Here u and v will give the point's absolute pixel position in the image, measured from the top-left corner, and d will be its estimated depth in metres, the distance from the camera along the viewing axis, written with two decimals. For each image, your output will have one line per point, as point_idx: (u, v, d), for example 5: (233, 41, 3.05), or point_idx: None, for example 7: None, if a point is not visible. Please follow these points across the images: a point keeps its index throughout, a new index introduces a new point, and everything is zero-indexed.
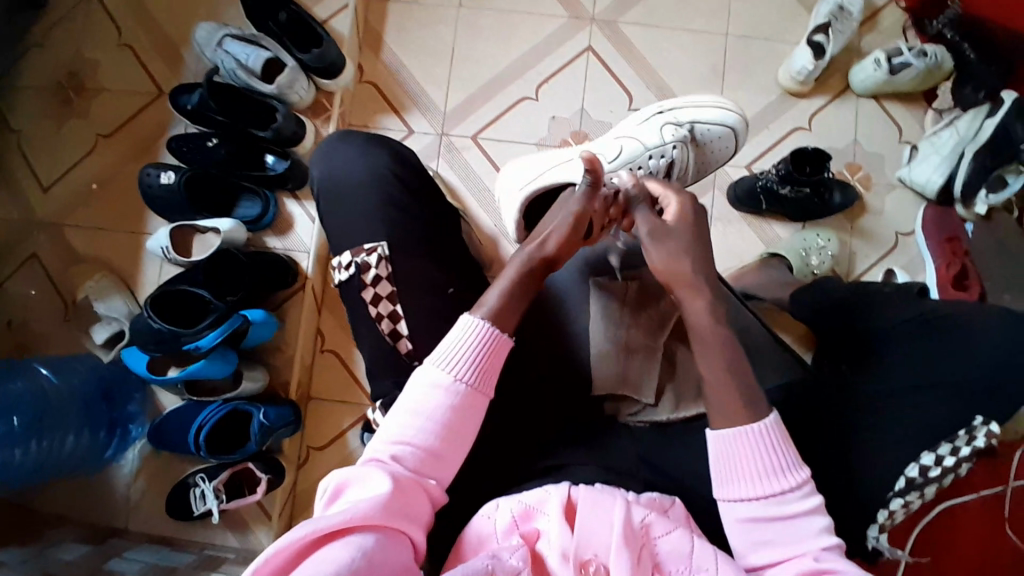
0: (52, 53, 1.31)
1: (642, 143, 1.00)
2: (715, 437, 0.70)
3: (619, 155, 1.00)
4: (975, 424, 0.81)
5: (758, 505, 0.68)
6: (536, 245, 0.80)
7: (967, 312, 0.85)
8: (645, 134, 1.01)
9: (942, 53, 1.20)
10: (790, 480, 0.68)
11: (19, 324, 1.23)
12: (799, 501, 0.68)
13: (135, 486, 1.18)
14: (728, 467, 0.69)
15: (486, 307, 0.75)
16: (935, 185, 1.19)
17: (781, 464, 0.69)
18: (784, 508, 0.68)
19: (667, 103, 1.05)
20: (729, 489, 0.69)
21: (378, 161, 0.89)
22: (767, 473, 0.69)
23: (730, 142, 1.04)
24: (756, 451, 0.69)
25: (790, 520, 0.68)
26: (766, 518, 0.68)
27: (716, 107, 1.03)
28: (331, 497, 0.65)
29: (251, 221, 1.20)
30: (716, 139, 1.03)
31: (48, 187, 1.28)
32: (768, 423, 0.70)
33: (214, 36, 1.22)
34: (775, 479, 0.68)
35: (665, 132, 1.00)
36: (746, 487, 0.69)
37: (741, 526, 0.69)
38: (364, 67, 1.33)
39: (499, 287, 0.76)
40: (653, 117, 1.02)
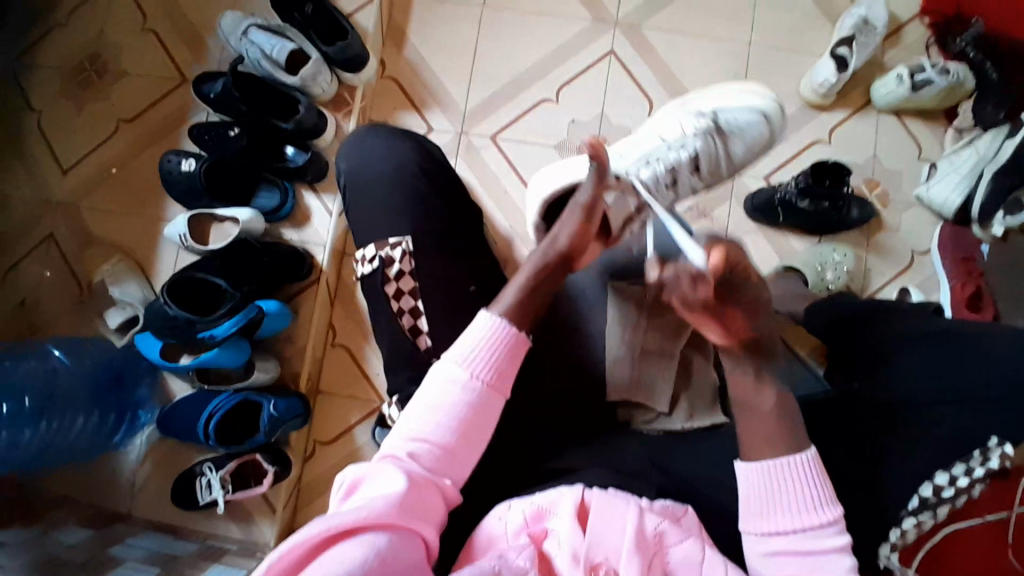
0: (76, 36, 1.31)
1: (663, 139, 0.99)
2: (750, 466, 0.70)
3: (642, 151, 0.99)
4: (990, 445, 0.80)
5: (789, 538, 0.68)
6: (550, 242, 0.82)
7: (983, 333, 0.85)
8: (667, 130, 1.00)
9: (964, 70, 1.20)
10: (825, 514, 0.68)
11: (34, 304, 1.24)
12: (831, 538, 0.68)
13: (142, 471, 1.19)
14: (762, 499, 0.69)
15: (503, 302, 0.76)
16: (953, 204, 1.19)
17: (818, 498, 0.68)
18: (816, 544, 0.67)
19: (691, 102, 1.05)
20: (762, 519, 0.69)
21: (403, 159, 0.90)
22: (802, 505, 0.68)
23: (762, 129, 0.98)
24: (794, 483, 0.68)
25: (821, 556, 0.67)
26: (797, 551, 0.67)
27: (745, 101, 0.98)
28: (346, 492, 0.65)
29: (268, 212, 1.20)
30: (744, 125, 0.97)
31: (67, 169, 1.28)
32: (806, 457, 0.69)
33: (239, 26, 1.23)
34: (810, 513, 0.68)
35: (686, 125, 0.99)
36: (779, 518, 0.68)
37: (771, 558, 0.68)
38: (386, 62, 1.33)
39: (518, 283, 0.77)
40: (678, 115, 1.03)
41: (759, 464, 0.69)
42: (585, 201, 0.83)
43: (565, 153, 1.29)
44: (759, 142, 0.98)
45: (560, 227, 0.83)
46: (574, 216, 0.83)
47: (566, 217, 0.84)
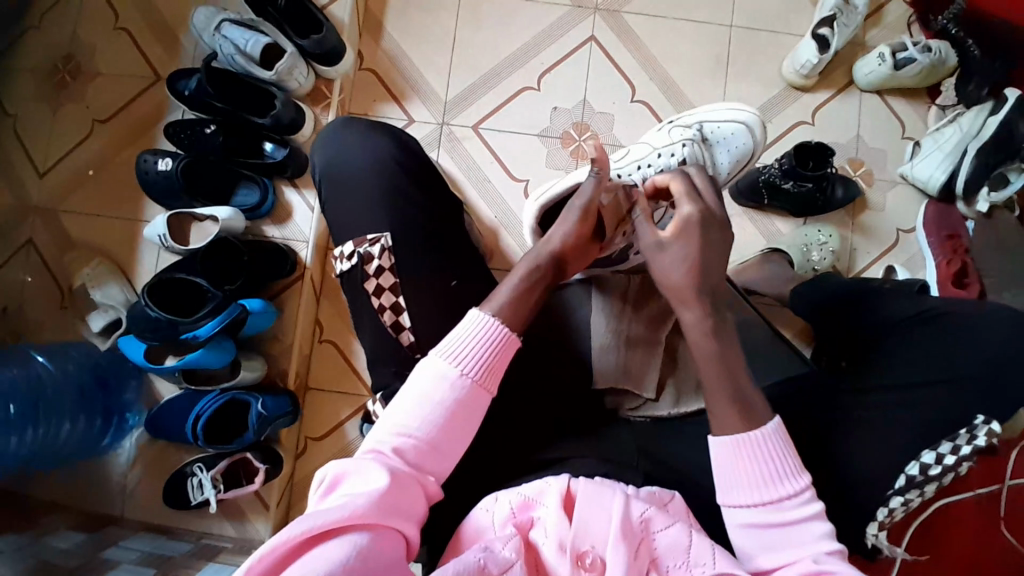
0: (47, 35, 1.29)
1: (652, 146, 1.05)
2: (713, 441, 0.70)
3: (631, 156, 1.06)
4: (976, 423, 0.80)
5: (757, 511, 0.68)
6: (542, 242, 0.81)
7: (969, 309, 0.85)
8: (656, 139, 1.06)
9: (946, 48, 1.19)
10: (790, 485, 0.68)
11: (15, 310, 1.22)
12: (800, 508, 0.68)
13: (132, 474, 1.18)
14: (728, 474, 0.69)
15: (497, 301, 0.75)
16: (938, 181, 1.19)
17: (783, 471, 0.68)
18: (784, 515, 0.68)
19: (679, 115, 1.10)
20: (728, 493, 0.69)
21: (379, 153, 0.88)
22: (767, 478, 0.68)
23: (747, 141, 1.05)
24: (756, 456, 0.68)
25: (789, 526, 0.67)
26: (765, 523, 0.68)
27: (728, 109, 1.06)
28: (327, 488, 0.64)
29: (248, 210, 1.19)
30: (728, 137, 1.05)
31: (43, 172, 1.26)
32: (768, 428, 0.69)
33: (213, 21, 1.21)
34: (777, 484, 0.68)
35: (674, 135, 1.05)
36: (746, 493, 0.68)
37: (743, 531, 0.69)
38: (364, 54, 1.31)
39: (512, 284, 0.76)
40: (665, 127, 1.09)
41: (722, 440, 0.69)
42: (583, 202, 0.81)
43: (548, 141, 1.27)
44: (744, 152, 1.05)
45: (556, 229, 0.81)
46: (571, 220, 0.81)
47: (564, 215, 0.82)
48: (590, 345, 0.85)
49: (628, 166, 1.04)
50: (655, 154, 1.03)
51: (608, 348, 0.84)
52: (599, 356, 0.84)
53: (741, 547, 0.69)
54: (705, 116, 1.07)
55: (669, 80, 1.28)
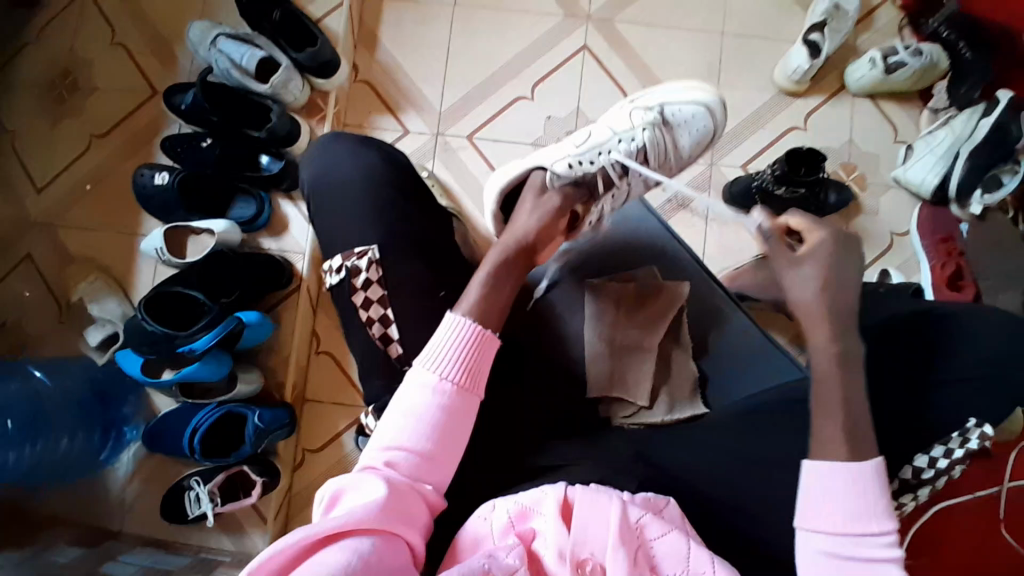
0: (44, 51, 1.30)
1: (611, 129, 0.95)
2: (811, 469, 0.70)
3: (589, 140, 0.94)
4: (968, 427, 0.82)
5: (841, 543, 0.67)
6: (514, 237, 0.83)
7: (960, 311, 0.85)
8: (614, 121, 0.96)
9: (938, 52, 1.20)
10: (880, 524, 0.67)
11: (14, 324, 1.23)
12: (885, 549, 0.66)
13: (130, 488, 1.18)
14: (818, 500, 0.68)
15: (466, 302, 0.76)
16: (930, 185, 1.19)
17: (876, 508, 0.67)
18: (867, 552, 0.66)
19: (637, 94, 1.00)
20: (813, 522, 0.68)
21: (367, 166, 0.89)
22: (859, 514, 0.67)
23: (707, 122, 0.96)
24: (855, 490, 0.67)
25: (872, 564, 0.66)
26: (845, 557, 0.66)
27: (688, 89, 0.97)
28: (327, 505, 0.66)
29: (245, 223, 1.20)
30: (690, 119, 0.96)
31: (41, 187, 1.27)
32: (872, 466, 0.69)
33: (208, 36, 1.22)
34: (871, 520, 0.67)
35: (634, 117, 0.95)
36: (835, 523, 0.67)
37: (816, 560, 0.67)
38: (359, 66, 1.32)
39: (482, 277, 0.78)
40: (621, 107, 0.98)
41: (818, 465, 0.69)
42: (553, 196, 0.88)
43: (542, 150, 1.28)
44: (705, 135, 0.97)
45: (526, 216, 0.86)
46: (543, 206, 0.86)
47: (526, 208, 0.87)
48: (584, 352, 0.86)
49: (586, 152, 0.92)
50: (613, 138, 0.94)
51: (601, 356, 0.85)
52: (593, 363, 0.85)
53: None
54: (666, 96, 0.97)
55: None
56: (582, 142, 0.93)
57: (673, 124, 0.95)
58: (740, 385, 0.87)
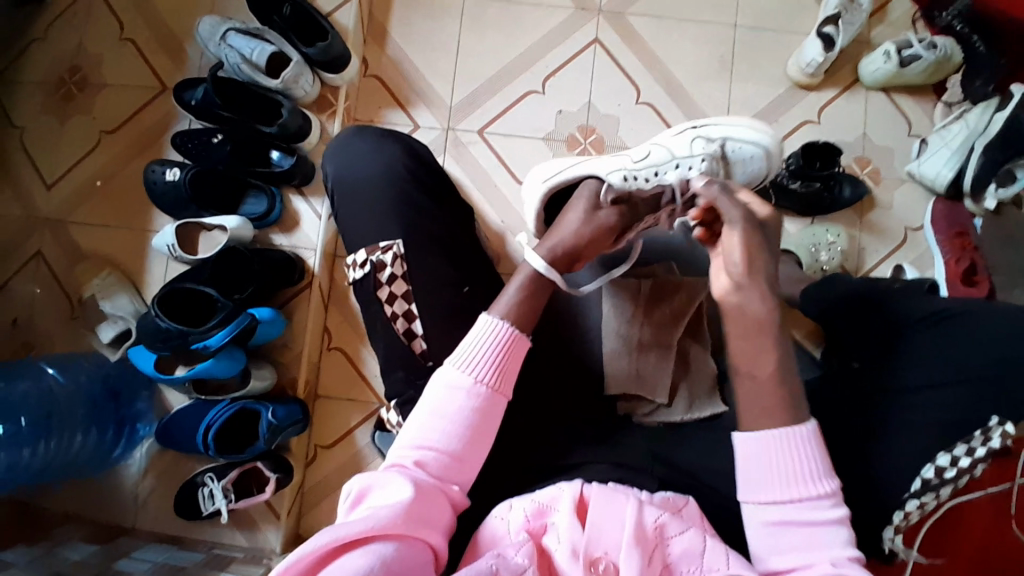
0: (52, 46, 1.29)
1: (670, 151, 0.88)
2: (742, 439, 0.71)
3: (646, 158, 0.87)
4: (991, 425, 0.79)
5: (785, 509, 0.68)
6: (560, 238, 0.82)
7: (980, 307, 0.84)
8: (674, 142, 0.89)
9: (951, 44, 1.19)
10: (820, 486, 0.68)
11: (26, 322, 1.23)
12: (824, 511, 0.68)
13: (143, 484, 1.18)
14: (755, 469, 0.69)
15: (503, 306, 0.76)
16: (945, 179, 1.19)
17: (813, 470, 0.68)
18: (806, 516, 0.68)
19: (701, 118, 0.93)
20: (755, 491, 0.69)
21: (382, 164, 0.88)
22: (797, 479, 0.68)
23: (763, 166, 0.90)
24: (792, 455, 0.68)
25: (815, 527, 0.67)
26: (791, 521, 0.68)
27: (752, 126, 0.91)
28: (354, 501, 0.66)
29: (256, 218, 1.19)
30: (749, 160, 0.90)
31: (50, 184, 1.26)
32: (807, 430, 0.69)
33: (218, 30, 1.21)
34: (806, 484, 0.68)
35: (696, 144, 0.88)
36: (771, 491, 0.68)
37: (766, 529, 0.69)
38: (369, 60, 1.31)
39: (515, 286, 0.78)
40: (684, 130, 0.91)
41: (749, 436, 0.70)
42: (604, 211, 0.84)
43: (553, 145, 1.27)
44: (758, 177, 0.91)
45: (574, 220, 0.82)
46: (594, 217, 0.83)
47: (573, 210, 0.84)
48: (603, 351, 0.87)
49: (642, 169, 0.86)
50: (671, 163, 0.87)
51: (619, 355, 0.86)
52: (612, 361, 0.86)
53: (756, 545, 0.69)
54: (730, 128, 0.90)
55: (673, 82, 1.28)
56: (640, 159, 0.87)
57: (731, 160, 0.89)
58: None
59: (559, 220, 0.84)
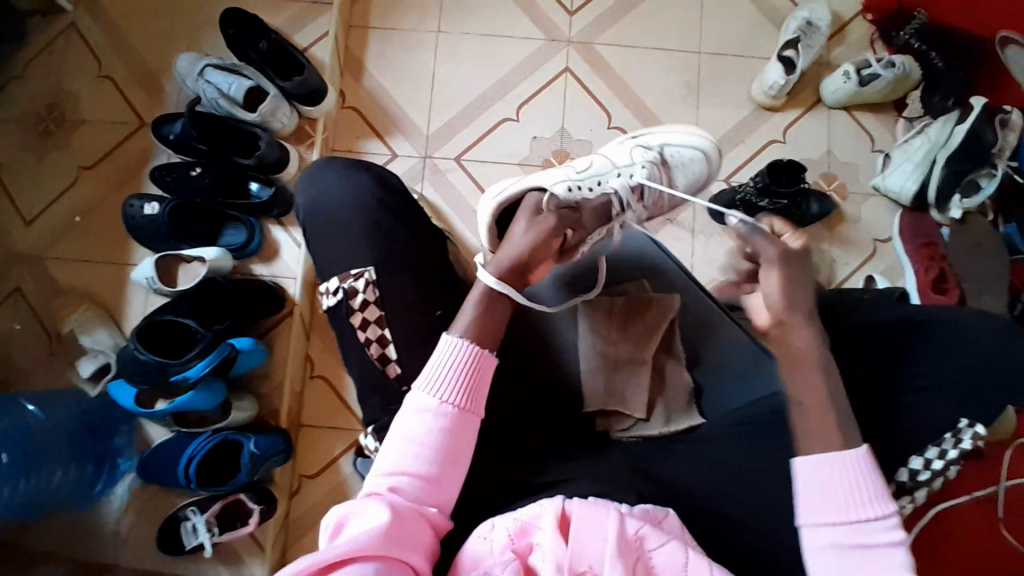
0: (30, 85, 1.31)
1: (612, 161, 0.94)
2: (803, 463, 0.72)
3: (589, 168, 0.92)
4: (960, 427, 0.84)
5: (843, 530, 0.69)
6: (510, 253, 0.82)
7: (944, 313, 0.87)
8: (614, 153, 0.95)
9: (908, 63, 1.24)
10: (879, 509, 0.70)
11: (2, 359, 1.22)
12: (886, 533, 0.69)
13: (123, 521, 1.16)
14: (819, 493, 0.71)
15: (463, 324, 0.77)
16: (909, 192, 1.22)
17: (870, 493, 0.70)
18: (869, 538, 0.69)
19: (638, 130, 1.01)
20: (816, 514, 0.70)
21: (358, 191, 0.89)
22: (857, 501, 0.70)
23: (703, 167, 0.98)
24: (854, 477, 0.71)
25: (873, 550, 0.68)
26: (850, 544, 0.69)
27: (687, 133, 0.98)
28: (333, 532, 0.66)
29: (236, 249, 1.20)
30: (688, 163, 0.97)
31: (28, 220, 1.27)
32: (860, 453, 0.72)
33: (195, 67, 1.23)
34: (866, 506, 0.70)
35: (635, 153, 0.94)
36: (835, 511, 0.70)
37: (824, 552, 0.69)
38: (346, 93, 1.34)
39: (473, 303, 0.78)
40: (623, 142, 0.98)
41: (811, 459, 0.72)
42: (549, 220, 0.84)
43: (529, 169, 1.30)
44: (700, 180, 0.99)
45: (520, 234, 0.83)
46: (539, 225, 0.84)
47: (518, 224, 0.84)
48: (580, 368, 0.87)
49: (586, 178, 0.90)
50: (613, 171, 0.92)
51: (595, 372, 0.86)
52: (589, 378, 0.86)
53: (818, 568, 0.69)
54: (666, 137, 0.98)
55: (643, 106, 1.32)
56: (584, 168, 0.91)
57: (672, 165, 0.96)
58: (732, 395, 0.88)
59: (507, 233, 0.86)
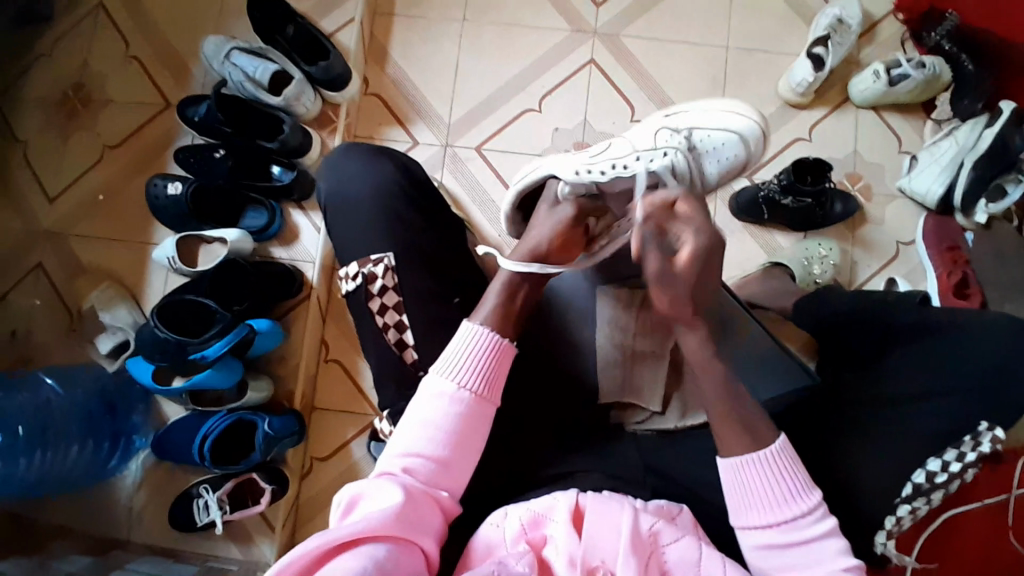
0: (59, 66, 1.32)
1: (633, 144, 0.87)
2: (724, 465, 0.72)
3: (606, 152, 0.86)
4: (979, 429, 0.79)
5: (774, 532, 0.69)
6: (530, 245, 0.83)
7: (968, 316, 0.85)
8: (637, 137, 0.88)
9: (940, 64, 1.22)
10: (803, 505, 0.69)
11: (24, 334, 1.24)
12: (816, 525, 0.69)
13: (138, 497, 1.18)
14: (742, 495, 0.71)
15: (483, 313, 0.77)
16: (935, 194, 1.20)
17: (793, 489, 0.70)
18: (800, 534, 0.69)
19: (672, 107, 0.93)
20: (744, 516, 0.71)
21: (379, 175, 0.89)
22: (781, 499, 0.70)
23: (738, 151, 0.87)
24: (768, 476, 0.70)
25: (805, 545, 0.69)
26: (780, 544, 0.69)
27: (723, 110, 0.89)
28: (344, 510, 0.66)
29: (257, 231, 1.21)
30: (721, 146, 0.87)
31: (53, 198, 1.28)
32: (775, 450, 0.71)
33: (222, 50, 1.24)
34: (791, 504, 0.70)
35: (659, 137, 0.87)
36: (762, 513, 0.70)
37: (758, 552, 0.70)
38: (370, 80, 1.35)
39: (494, 296, 0.79)
40: (652, 123, 0.90)
41: (732, 461, 0.71)
42: (567, 209, 0.84)
43: None
44: (735, 164, 0.88)
45: (538, 228, 0.84)
46: (556, 216, 0.84)
47: (540, 214, 0.86)
48: (595, 361, 0.86)
49: (598, 162, 0.84)
50: (632, 154, 0.84)
51: (611, 364, 0.85)
52: (603, 372, 0.85)
53: (754, 567, 0.70)
54: (698, 118, 0.89)
55: (666, 101, 1.31)
56: (599, 152, 0.86)
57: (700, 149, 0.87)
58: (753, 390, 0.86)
59: (530, 223, 0.87)
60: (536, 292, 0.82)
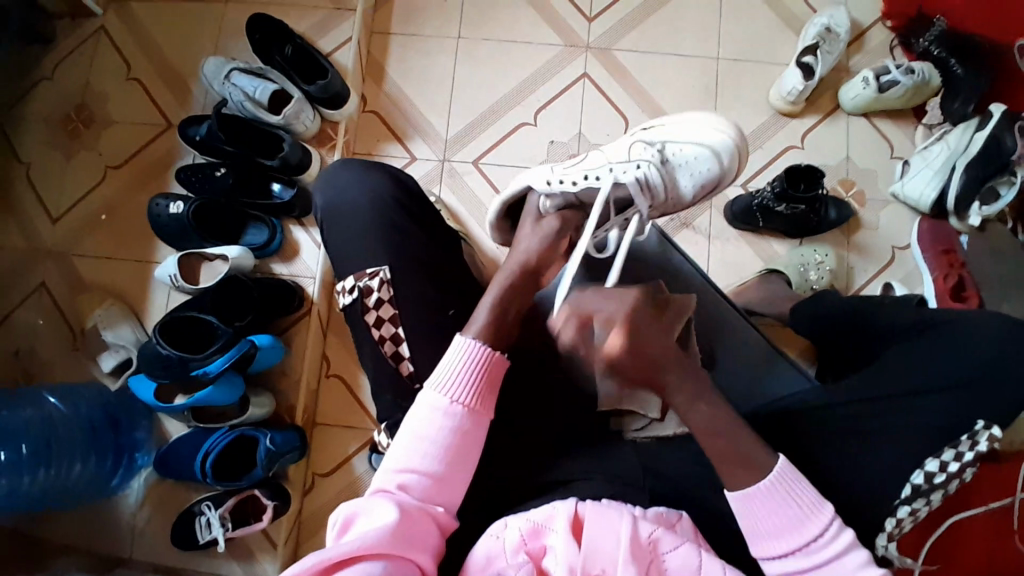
0: (61, 88, 1.35)
1: (607, 158, 0.90)
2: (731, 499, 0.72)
3: (579, 163, 0.90)
4: (977, 428, 0.79)
5: (791, 559, 0.70)
6: (518, 260, 0.85)
7: (964, 317, 0.86)
8: (613, 150, 0.91)
9: (929, 69, 1.24)
10: (812, 526, 0.70)
11: (27, 353, 1.25)
12: (830, 544, 0.70)
13: (140, 514, 1.18)
14: (753, 527, 0.71)
15: (474, 327, 0.78)
16: (928, 199, 1.22)
17: (798, 513, 0.70)
18: (816, 557, 0.69)
19: (652, 122, 0.94)
20: (760, 547, 0.71)
21: (376, 189, 0.91)
22: (789, 525, 0.70)
23: (714, 167, 0.88)
24: (772, 506, 0.71)
25: (825, 566, 0.69)
26: (800, 570, 0.70)
27: (701, 127, 0.89)
28: (340, 529, 0.67)
29: (257, 248, 1.22)
30: (705, 174, 0.88)
31: (56, 218, 1.30)
32: (772, 478, 0.71)
33: (222, 70, 1.27)
34: (800, 529, 0.70)
35: (633, 149, 0.89)
36: (773, 543, 0.70)
37: None
38: (367, 97, 1.37)
39: (485, 307, 0.79)
40: (629, 136, 0.93)
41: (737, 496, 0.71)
42: (553, 225, 0.87)
43: None
44: (711, 177, 0.88)
45: (526, 241, 0.86)
46: (543, 232, 0.87)
47: (524, 229, 0.88)
48: (594, 368, 0.87)
49: (572, 173, 0.89)
50: (606, 167, 0.88)
51: None
52: (603, 379, 0.85)
53: None
54: (674, 132, 0.90)
55: (660, 111, 1.33)
56: (573, 164, 0.90)
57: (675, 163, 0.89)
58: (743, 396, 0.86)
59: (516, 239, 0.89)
60: (525, 307, 0.83)
